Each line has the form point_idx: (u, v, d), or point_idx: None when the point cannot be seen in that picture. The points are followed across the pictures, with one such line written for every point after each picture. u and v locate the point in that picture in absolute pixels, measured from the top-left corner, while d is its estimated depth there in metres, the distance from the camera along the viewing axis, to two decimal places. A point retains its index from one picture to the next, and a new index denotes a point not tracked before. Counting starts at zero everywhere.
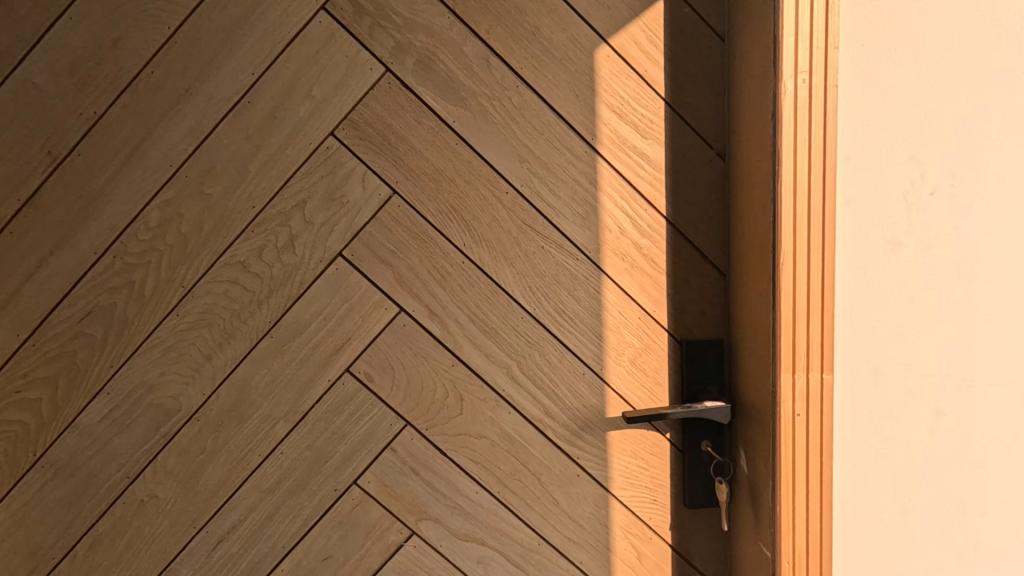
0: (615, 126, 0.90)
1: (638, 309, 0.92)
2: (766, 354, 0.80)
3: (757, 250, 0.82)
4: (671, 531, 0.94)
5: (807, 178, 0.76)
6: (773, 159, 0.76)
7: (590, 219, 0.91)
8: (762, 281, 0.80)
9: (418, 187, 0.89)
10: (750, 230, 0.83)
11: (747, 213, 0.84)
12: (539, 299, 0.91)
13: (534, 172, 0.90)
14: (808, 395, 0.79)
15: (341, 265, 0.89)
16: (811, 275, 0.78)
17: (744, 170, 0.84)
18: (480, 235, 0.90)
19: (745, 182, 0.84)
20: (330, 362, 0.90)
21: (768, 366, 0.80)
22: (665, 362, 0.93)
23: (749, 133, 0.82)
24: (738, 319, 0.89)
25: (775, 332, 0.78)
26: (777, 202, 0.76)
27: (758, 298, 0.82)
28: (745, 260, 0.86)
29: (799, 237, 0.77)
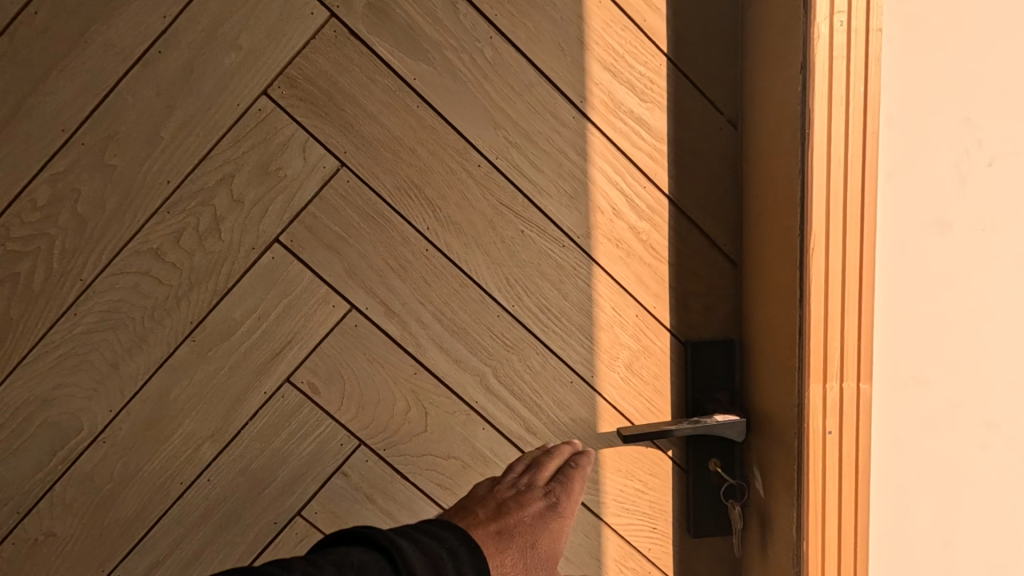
0: (608, 87, 0.75)
1: (635, 305, 0.78)
2: (790, 358, 0.67)
3: (779, 234, 0.68)
4: (673, 565, 0.80)
5: (845, 143, 0.63)
6: (803, 120, 0.62)
7: (578, 198, 0.76)
8: (787, 271, 0.67)
9: (371, 158, 0.74)
10: (771, 210, 0.70)
11: (767, 189, 0.70)
12: (518, 293, 0.77)
13: (512, 141, 0.75)
14: (842, 409, 0.66)
15: (278, 253, 0.73)
16: (847, 264, 0.64)
17: (764, 138, 0.70)
18: (447, 217, 0.75)
19: (765, 151, 0.70)
20: (266, 371, 0.75)
21: (793, 373, 0.67)
22: (666, 367, 0.79)
23: (770, 92, 0.68)
24: (751, 316, 0.76)
25: (803, 333, 0.65)
26: (807, 173, 0.63)
27: (780, 291, 0.68)
28: (762, 246, 0.72)
29: (834, 218, 0.64)
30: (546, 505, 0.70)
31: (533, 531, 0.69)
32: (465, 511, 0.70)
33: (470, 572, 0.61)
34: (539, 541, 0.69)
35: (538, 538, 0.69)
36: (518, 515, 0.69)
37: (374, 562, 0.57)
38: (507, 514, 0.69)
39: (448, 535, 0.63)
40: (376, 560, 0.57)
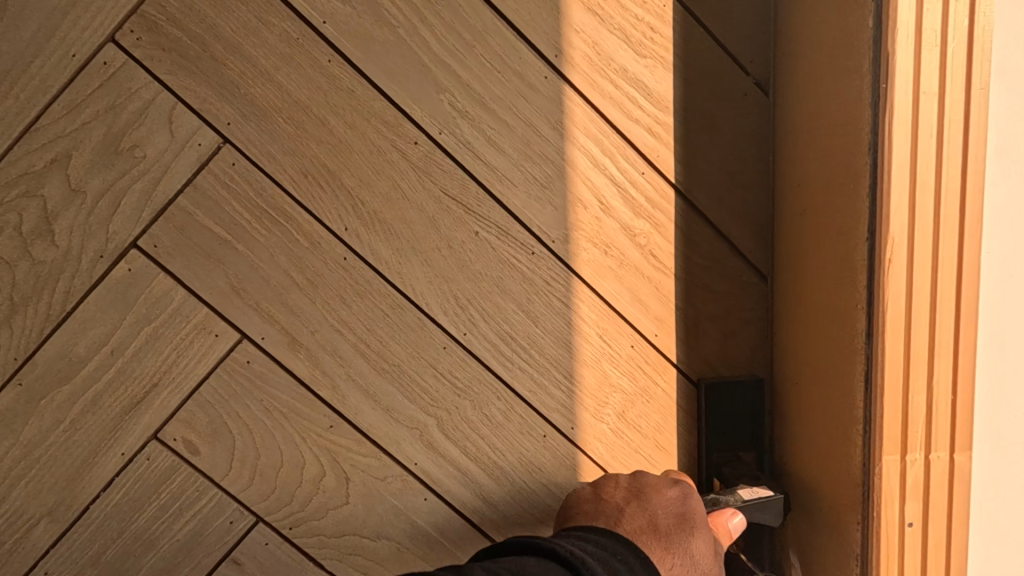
0: (593, 36, 0.55)
1: (630, 332, 0.58)
2: (853, 419, 0.47)
3: (834, 243, 0.49)
4: None
5: (938, 111, 0.44)
6: (875, 77, 0.44)
7: (553, 188, 0.56)
8: (847, 295, 0.47)
9: (266, 131, 0.53)
10: (820, 210, 0.50)
11: (814, 180, 0.51)
12: (471, 318, 0.57)
13: (462, 109, 0.55)
14: (926, 492, 0.47)
15: (136, 263, 0.53)
16: (936, 287, 0.45)
17: (811, 110, 0.51)
18: (372, 215, 0.55)
19: (813, 129, 0.51)
20: (124, 425, 0.54)
21: (857, 440, 0.47)
22: (673, 415, 0.59)
23: (822, 45, 0.49)
24: (785, 353, 0.56)
25: (872, 384, 0.46)
26: (881, 155, 0.44)
27: (836, 324, 0.49)
28: (805, 259, 0.53)
29: (920, 221, 0.44)
30: (688, 495, 0.52)
31: (682, 519, 0.50)
32: (592, 512, 0.52)
33: None
34: (698, 518, 0.50)
35: (696, 522, 0.50)
36: (662, 504, 0.51)
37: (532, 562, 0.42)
38: (649, 502, 0.51)
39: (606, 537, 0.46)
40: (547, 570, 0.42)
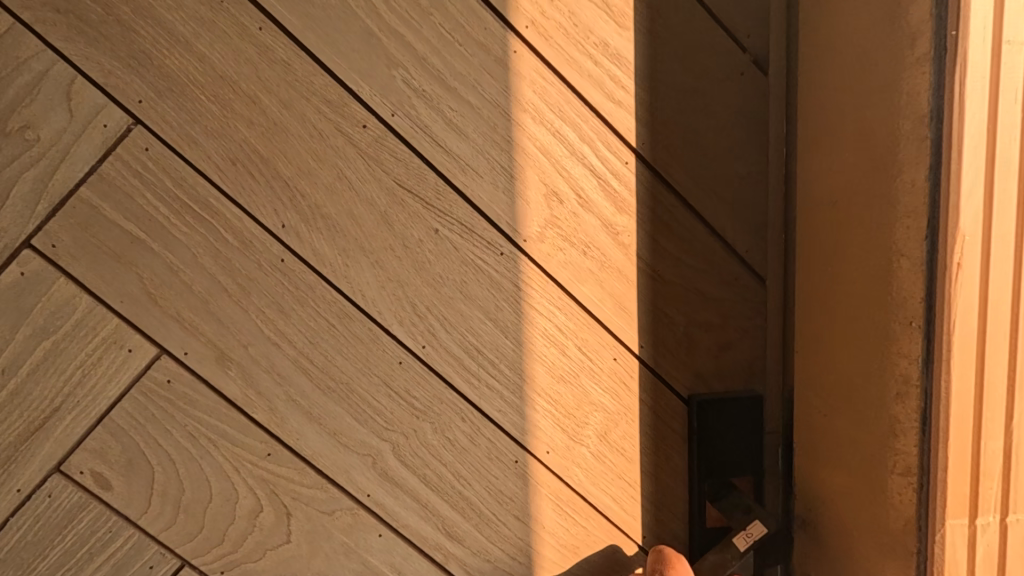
0: (570, 4, 0.48)
1: (612, 341, 0.51)
2: (904, 473, 0.42)
3: (872, 266, 0.43)
4: None
5: (1022, 115, 0.37)
6: (939, 57, 0.38)
7: (525, 179, 0.49)
8: (894, 327, 0.41)
9: (185, 110, 0.45)
10: (854, 227, 0.44)
11: (845, 189, 0.45)
12: (430, 328, 0.49)
13: (419, 86, 0.47)
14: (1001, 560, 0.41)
15: (30, 265, 0.45)
16: (1016, 326, 0.39)
17: (839, 108, 0.45)
18: (313, 209, 0.47)
19: (840, 130, 0.45)
20: (20, 456, 0.46)
21: (912, 498, 0.42)
22: (660, 435, 0.53)
23: (853, 34, 0.43)
24: (803, 385, 0.50)
25: (931, 435, 0.40)
26: (942, 166, 0.38)
27: (876, 360, 0.43)
28: (829, 283, 0.47)
29: (993, 246, 0.38)
30: None
31: None
32: None
33: None
34: None
35: None
36: None
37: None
38: None
39: None
40: None
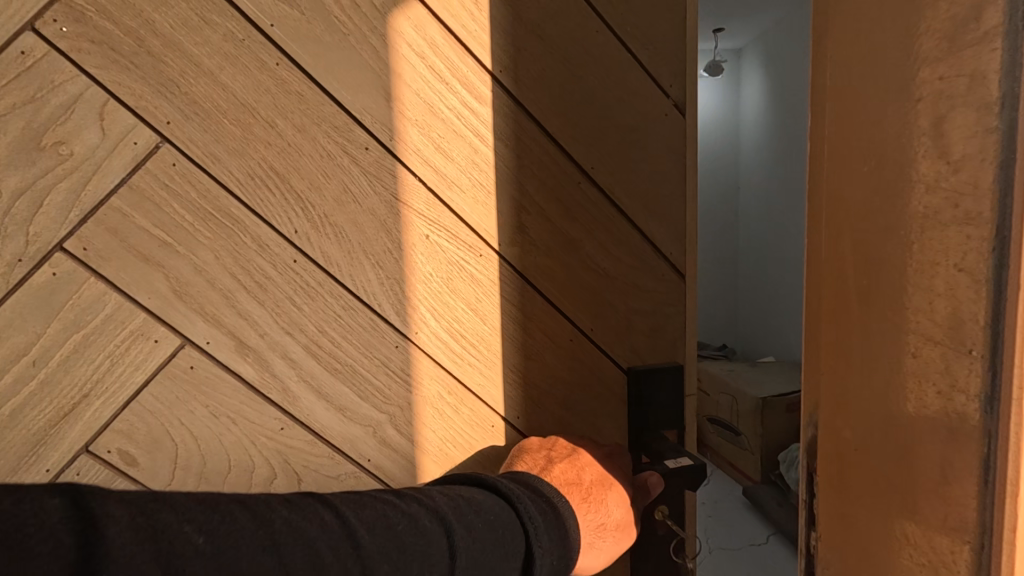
0: (535, 55, 0.60)
1: (568, 325, 0.64)
2: (954, 528, 0.24)
3: (895, 287, 0.26)
4: None
5: None
6: None
7: (499, 194, 0.60)
8: (944, 360, 0.24)
9: (207, 131, 0.52)
10: (857, 193, 0.27)
11: (824, 174, 0.29)
12: (423, 317, 0.59)
13: (412, 116, 0.57)
14: None
15: (63, 267, 0.50)
16: None
17: (877, 43, 0.26)
18: (323, 218, 0.56)
19: (863, 78, 0.26)
20: (51, 439, 0.51)
21: (971, 565, 0.24)
22: (605, 399, 0.67)
23: None
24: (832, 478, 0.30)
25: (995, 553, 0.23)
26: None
27: (897, 374, 0.26)
28: (843, 261, 0.28)
29: None
30: (608, 455, 0.62)
31: (603, 478, 0.59)
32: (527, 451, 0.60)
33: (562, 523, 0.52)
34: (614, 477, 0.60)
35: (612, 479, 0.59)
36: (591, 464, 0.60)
37: (503, 510, 0.49)
38: (579, 464, 0.59)
39: (526, 480, 0.54)
40: (492, 500, 0.50)
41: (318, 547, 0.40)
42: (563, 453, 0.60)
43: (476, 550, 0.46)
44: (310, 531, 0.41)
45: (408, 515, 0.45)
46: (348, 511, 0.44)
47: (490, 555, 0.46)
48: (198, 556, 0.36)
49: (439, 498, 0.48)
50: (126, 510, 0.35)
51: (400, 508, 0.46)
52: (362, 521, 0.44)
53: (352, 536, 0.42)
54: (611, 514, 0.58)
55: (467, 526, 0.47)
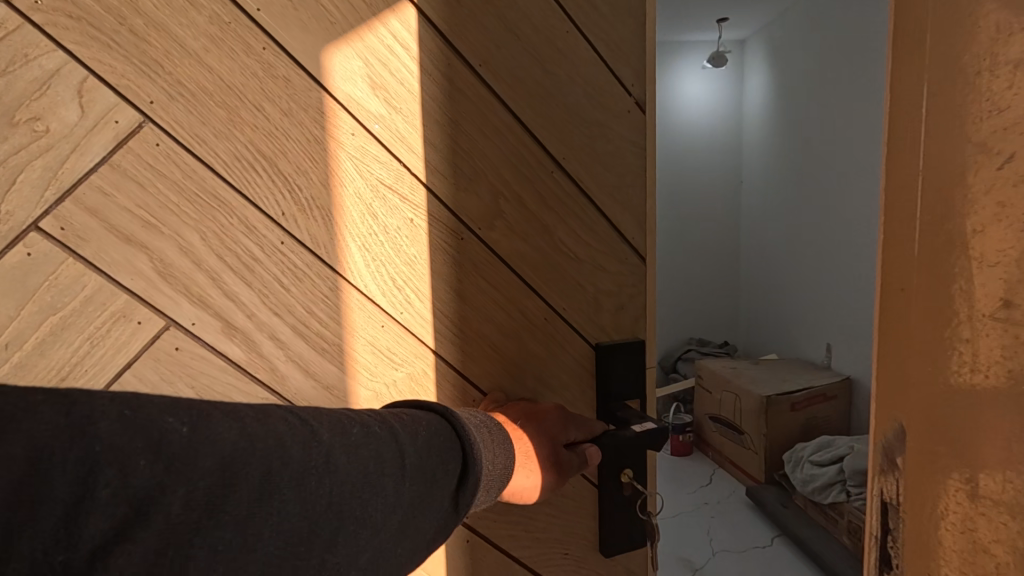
0: (512, 52, 0.64)
1: (543, 305, 0.69)
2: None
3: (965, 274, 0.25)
4: (591, 565, 0.76)
5: None
6: None
7: (480, 182, 0.64)
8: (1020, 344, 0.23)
9: (193, 113, 0.52)
10: (924, 190, 0.27)
11: (894, 174, 0.28)
12: (408, 297, 0.62)
13: (397, 105, 0.59)
14: None
15: (38, 247, 0.49)
16: None
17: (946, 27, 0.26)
18: (310, 201, 0.57)
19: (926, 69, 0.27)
20: None
21: None
22: (577, 374, 0.72)
23: None
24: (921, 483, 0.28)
25: None
26: None
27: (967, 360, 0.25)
28: (925, 254, 0.27)
29: None
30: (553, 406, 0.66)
31: (535, 414, 0.63)
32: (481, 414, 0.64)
33: (499, 449, 0.51)
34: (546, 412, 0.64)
35: (544, 413, 0.64)
36: (527, 406, 0.64)
37: (444, 424, 0.46)
38: (517, 406, 0.64)
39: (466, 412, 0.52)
40: (437, 420, 0.46)
41: (288, 447, 0.35)
42: (513, 407, 0.63)
43: (425, 455, 0.42)
44: (278, 428, 0.36)
45: (360, 422, 0.41)
46: (307, 415, 0.39)
47: (434, 468, 0.43)
48: (183, 444, 0.32)
49: (386, 415, 0.44)
50: (112, 405, 0.31)
51: (347, 414, 0.41)
52: (321, 422, 0.39)
53: (317, 437, 0.37)
54: (544, 440, 0.61)
55: (418, 435, 0.43)
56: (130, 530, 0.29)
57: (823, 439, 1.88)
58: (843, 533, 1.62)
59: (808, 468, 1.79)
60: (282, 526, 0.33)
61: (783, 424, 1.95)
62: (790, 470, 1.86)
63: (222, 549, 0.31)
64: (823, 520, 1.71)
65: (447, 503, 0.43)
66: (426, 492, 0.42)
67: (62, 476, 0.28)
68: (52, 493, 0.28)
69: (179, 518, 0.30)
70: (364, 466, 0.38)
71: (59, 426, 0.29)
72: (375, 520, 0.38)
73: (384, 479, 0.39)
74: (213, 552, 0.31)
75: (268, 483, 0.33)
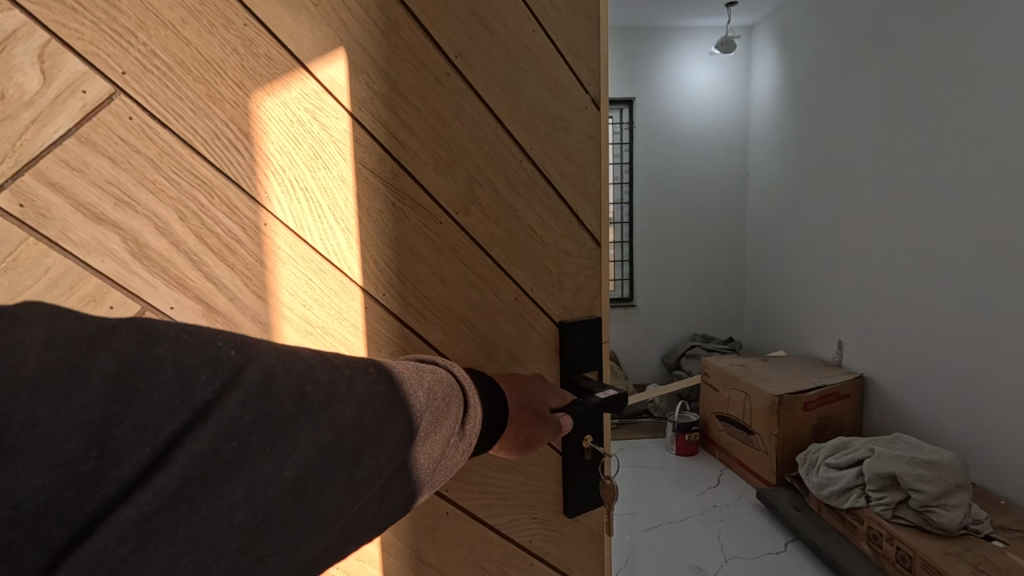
0: (484, 45, 0.68)
1: (515, 287, 0.73)
2: None
3: None
4: (555, 529, 0.82)
5: None
6: None
7: (457, 167, 0.67)
8: None
9: (170, 87, 0.50)
10: None
11: None
12: (389, 279, 0.64)
13: (378, 90, 0.60)
14: None
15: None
16: None
17: None
18: (294, 182, 0.57)
19: None
20: None
21: None
22: (544, 349, 0.78)
23: None
24: None
25: None
26: None
27: None
28: None
29: None
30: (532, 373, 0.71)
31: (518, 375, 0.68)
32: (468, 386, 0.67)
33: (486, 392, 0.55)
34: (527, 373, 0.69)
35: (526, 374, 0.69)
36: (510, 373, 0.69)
37: (443, 373, 0.50)
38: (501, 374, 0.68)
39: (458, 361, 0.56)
40: (437, 370, 0.50)
41: (316, 372, 0.38)
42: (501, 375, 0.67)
43: (432, 398, 0.46)
44: (306, 356, 0.39)
45: (377, 365, 0.44)
46: (338, 356, 0.42)
47: (441, 407, 0.47)
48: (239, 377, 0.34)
49: (398, 365, 0.47)
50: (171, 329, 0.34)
51: (368, 362, 0.44)
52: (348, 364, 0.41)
53: (338, 369, 0.40)
54: (529, 388, 0.65)
55: (426, 383, 0.47)
56: (198, 426, 0.32)
57: (835, 442, 2.17)
58: (862, 539, 1.88)
59: (825, 471, 2.07)
60: (317, 437, 0.37)
61: (800, 422, 2.29)
62: (806, 472, 2.17)
63: (269, 450, 0.35)
64: (839, 525, 1.98)
65: (453, 435, 0.48)
66: (433, 422, 0.46)
67: (143, 405, 0.31)
68: (143, 394, 0.31)
69: (237, 417, 0.34)
70: (381, 399, 0.42)
71: (136, 354, 0.31)
72: (392, 443, 0.42)
73: (401, 408, 0.43)
74: (262, 450, 0.34)
75: (306, 400, 0.37)
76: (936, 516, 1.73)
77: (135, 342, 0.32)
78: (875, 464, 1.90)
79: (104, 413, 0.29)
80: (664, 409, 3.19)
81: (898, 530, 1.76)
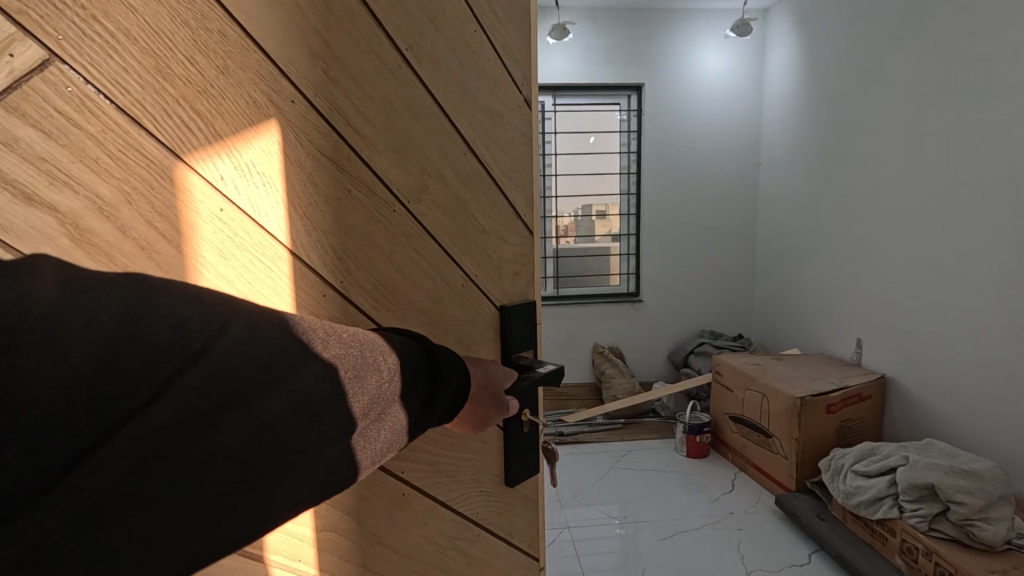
0: (431, 40, 0.70)
1: (461, 274, 0.77)
2: None
3: None
4: (498, 501, 0.88)
5: None
6: None
7: (410, 157, 0.69)
8: None
9: (113, 59, 0.46)
10: None
11: None
12: (346, 267, 0.64)
13: (333, 77, 0.60)
14: None
15: None
16: None
17: None
18: (249, 166, 0.55)
19: None
20: None
21: None
22: (486, 331, 0.82)
23: None
24: None
25: None
26: None
27: None
28: None
29: None
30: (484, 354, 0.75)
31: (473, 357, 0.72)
32: None
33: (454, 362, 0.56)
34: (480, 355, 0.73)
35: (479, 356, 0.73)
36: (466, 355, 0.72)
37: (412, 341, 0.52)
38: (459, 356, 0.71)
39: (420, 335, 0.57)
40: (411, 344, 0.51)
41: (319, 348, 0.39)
42: None
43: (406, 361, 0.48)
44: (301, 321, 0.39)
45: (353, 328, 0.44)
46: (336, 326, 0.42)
47: (422, 375, 0.50)
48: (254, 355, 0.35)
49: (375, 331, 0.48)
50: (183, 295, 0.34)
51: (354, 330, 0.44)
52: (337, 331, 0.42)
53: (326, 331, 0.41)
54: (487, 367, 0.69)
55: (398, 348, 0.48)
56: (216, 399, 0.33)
57: (862, 448, 2.03)
58: (895, 554, 1.74)
59: (852, 480, 1.93)
60: (307, 393, 0.37)
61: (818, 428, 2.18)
62: (833, 479, 2.02)
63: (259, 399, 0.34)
64: (863, 535, 1.87)
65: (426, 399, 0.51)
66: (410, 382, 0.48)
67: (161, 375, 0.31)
68: (159, 364, 0.31)
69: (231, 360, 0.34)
70: (364, 361, 0.43)
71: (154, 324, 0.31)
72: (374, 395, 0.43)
73: (378, 369, 0.44)
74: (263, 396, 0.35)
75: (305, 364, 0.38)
76: (978, 531, 1.58)
77: (150, 310, 0.32)
78: (909, 474, 1.75)
79: (129, 387, 0.30)
80: (669, 409, 3.08)
81: (935, 544, 1.62)
